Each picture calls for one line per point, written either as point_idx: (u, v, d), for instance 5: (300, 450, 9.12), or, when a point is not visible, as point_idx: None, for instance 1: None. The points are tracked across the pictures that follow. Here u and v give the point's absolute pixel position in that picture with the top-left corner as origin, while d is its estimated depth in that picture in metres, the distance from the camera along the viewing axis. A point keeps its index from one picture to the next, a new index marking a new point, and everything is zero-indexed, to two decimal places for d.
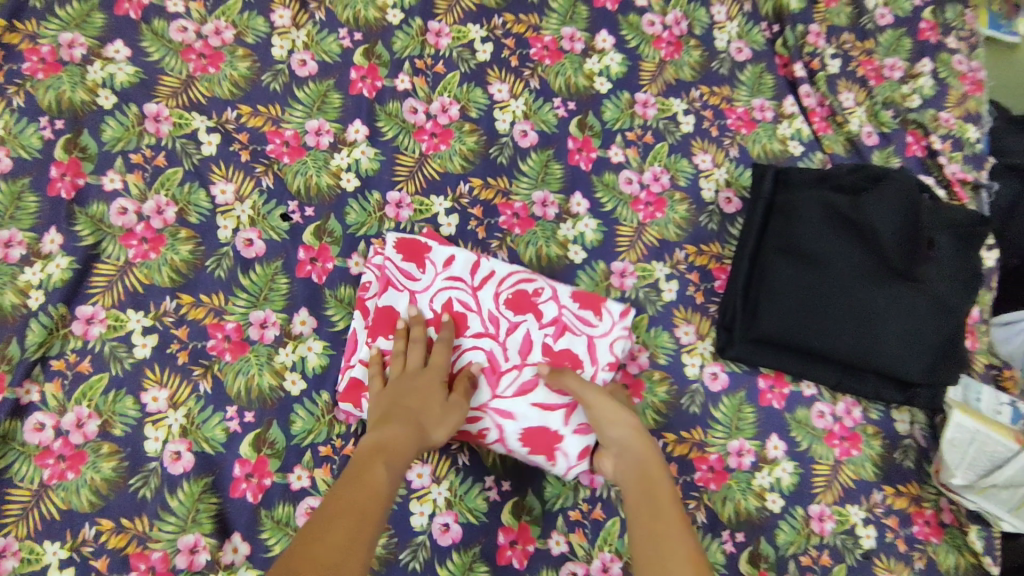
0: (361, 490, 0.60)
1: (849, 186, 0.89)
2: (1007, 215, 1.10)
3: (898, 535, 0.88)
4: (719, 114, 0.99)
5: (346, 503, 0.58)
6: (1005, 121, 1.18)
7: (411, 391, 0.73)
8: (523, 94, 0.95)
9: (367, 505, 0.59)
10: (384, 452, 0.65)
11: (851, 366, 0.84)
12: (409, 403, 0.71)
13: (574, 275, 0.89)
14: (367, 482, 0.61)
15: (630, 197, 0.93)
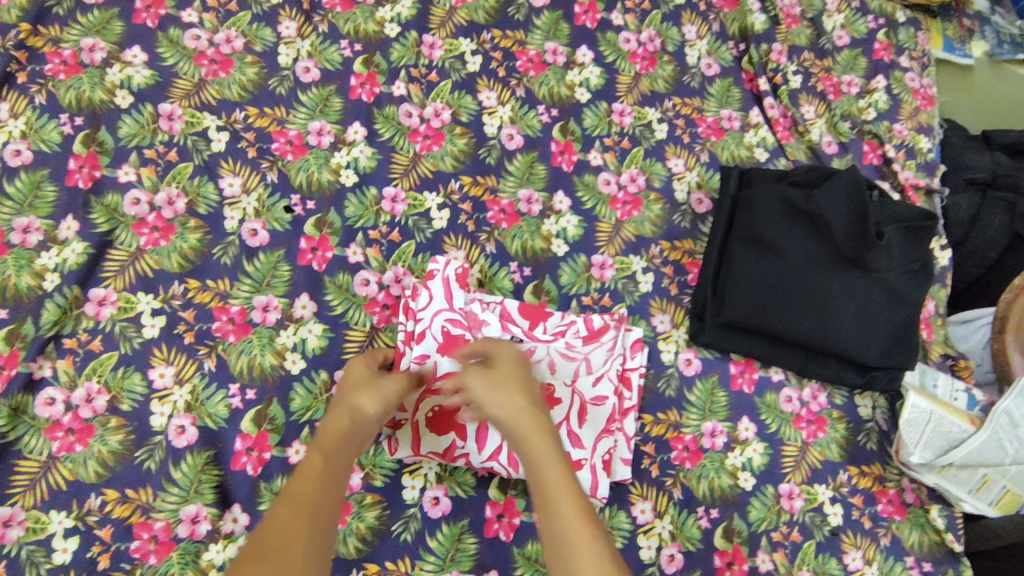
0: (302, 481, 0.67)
1: (805, 183, 0.99)
2: (970, 227, 1.17)
3: (863, 512, 0.93)
4: (690, 123, 1.09)
5: (290, 493, 0.65)
6: (965, 138, 1.27)
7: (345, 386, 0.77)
8: (510, 101, 1.03)
9: (304, 495, 0.65)
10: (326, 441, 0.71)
11: (813, 349, 0.94)
12: (347, 391, 0.76)
13: (558, 266, 0.96)
14: (305, 474, 0.67)
15: (609, 197, 1.02)
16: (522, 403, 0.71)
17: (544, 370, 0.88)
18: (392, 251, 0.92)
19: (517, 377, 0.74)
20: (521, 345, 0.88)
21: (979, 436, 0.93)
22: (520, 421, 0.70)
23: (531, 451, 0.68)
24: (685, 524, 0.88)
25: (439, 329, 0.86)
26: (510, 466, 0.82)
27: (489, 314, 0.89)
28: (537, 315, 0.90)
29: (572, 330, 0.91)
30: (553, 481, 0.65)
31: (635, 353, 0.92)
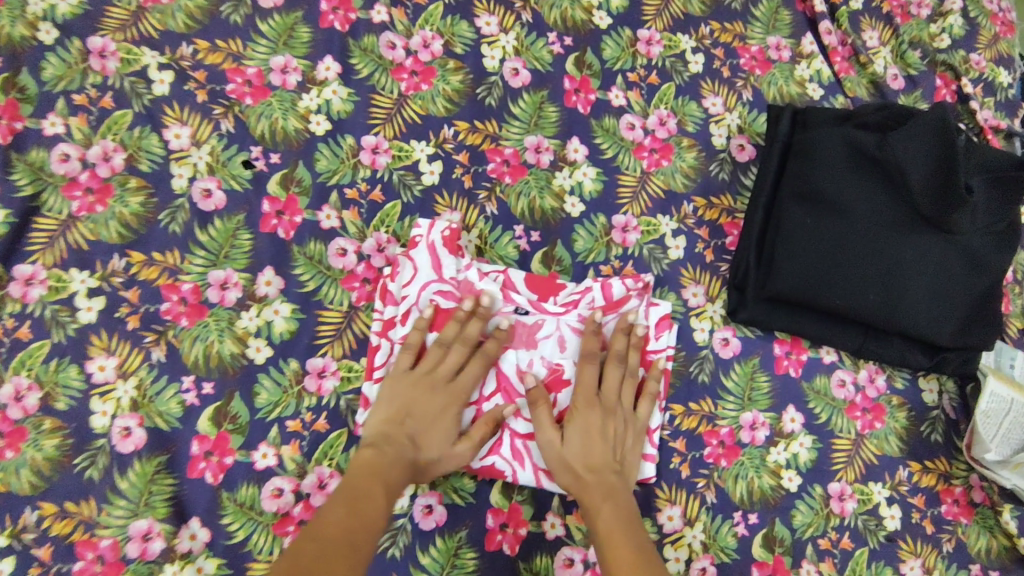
0: (357, 511, 0.58)
1: (874, 126, 0.81)
2: None
3: (925, 515, 0.81)
4: (731, 53, 0.91)
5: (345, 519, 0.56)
6: None
7: (434, 421, 0.67)
8: (514, 28, 0.85)
9: (358, 528, 0.56)
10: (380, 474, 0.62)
11: (876, 326, 0.79)
12: (436, 437, 0.67)
13: (572, 230, 0.81)
14: (366, 514, 0.58)
15: (633, 143, 0.85)
16: (605, 461, 0.68)
17: (553, 349, 0.74)
18: (374, 215, 0.77)
19: (593, 429, 0.69)
20: (526, 318, 0.75)
21: None
22: (595, 480, 0.67)
23: (596, 514, 0.65)
24: (719, 532, 0.76)
25: (427, 305, 0.72)
26: (514, 458, 0.72)
27: (487, 282, 0.74)
28: (547, 285, 0.76)
29: (586, 299, 0.76)
30: (626, 537, 0.62)
31: (660, 332, 0.77)
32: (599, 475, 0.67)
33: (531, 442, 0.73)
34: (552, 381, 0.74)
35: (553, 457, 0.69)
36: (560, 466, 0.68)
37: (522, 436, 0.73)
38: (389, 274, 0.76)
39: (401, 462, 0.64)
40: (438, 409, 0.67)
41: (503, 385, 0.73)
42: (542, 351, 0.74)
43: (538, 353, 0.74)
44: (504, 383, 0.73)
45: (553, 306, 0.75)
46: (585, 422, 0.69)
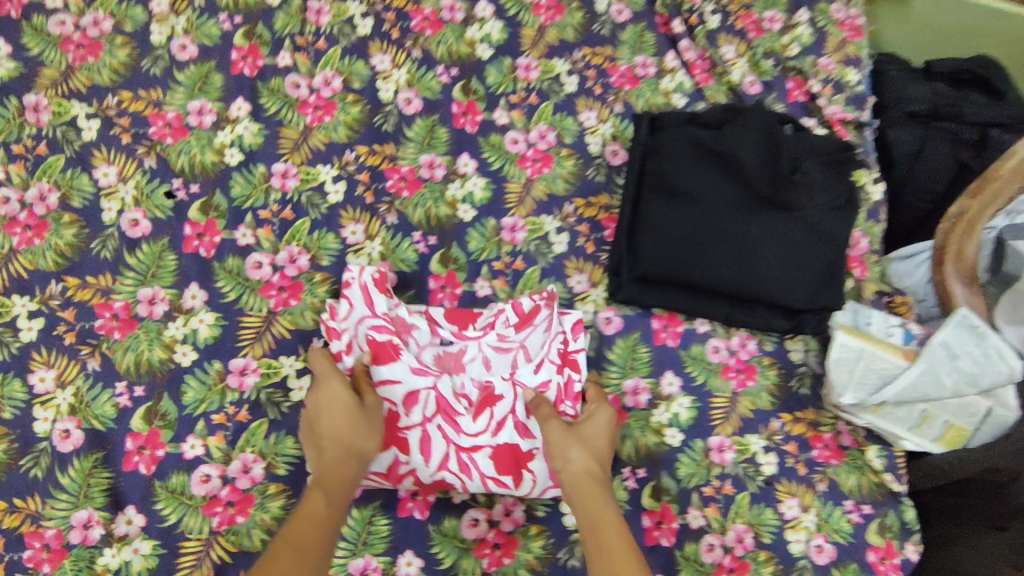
0: (300, 530, 0.65)
1: (715, 122, 0.95)
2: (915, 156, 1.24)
3: (799, 459, 0.90)
4: (602, 73, 1.03)
5: (287, 543, 0.64)
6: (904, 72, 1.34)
7: (332, 415, 0.72)
8: (406, 64, 0.97)
9: (306, 547, 0.64)
10: (321, 484, 0.68)
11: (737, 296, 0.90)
12: (340, 419, 0.71)
13: (465, 232, 0.92)
14: (306, 527, 0.66)
15: (517, 155, 0.97)
16: (602, 462, 0.73)
17: (479, 369, 0.84)
18: (285, 231, 0.87)
19: (601, 435, 0.75)
20: (451, 347, 0.85)
21: (913, 371, 0.91)
22: (591, 477, 0.71)
23: (592, 506, 0.69)
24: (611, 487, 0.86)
25: (364, 339, 0.81)
26: (462, 471, 0.79)
27: (416, 317, 0.84)
28: (465, 316, 0.86)
29: (501, 320, 0.86)
30: (618, 532, 0.67)
31: (577, 333, 0.85)
32: (596, 473, 0.72)
33: (476, 454, 0.80)
34: (486, 398, 0.82)
35: (558, 443, 0.73)
36: (563, 459, 0.72)
37: (466, 449, 0.80)
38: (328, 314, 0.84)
39: (335, 465, 0.69)
40: (324, 403, 0.72)
41: (444, 406, 0.81)
42: (470, 372, 0.84)
43: (467, 375, 0.84)
44: (442, 404, 0.81)
45: (473, 331, 0.85)
46: (594, 424, 0.76)
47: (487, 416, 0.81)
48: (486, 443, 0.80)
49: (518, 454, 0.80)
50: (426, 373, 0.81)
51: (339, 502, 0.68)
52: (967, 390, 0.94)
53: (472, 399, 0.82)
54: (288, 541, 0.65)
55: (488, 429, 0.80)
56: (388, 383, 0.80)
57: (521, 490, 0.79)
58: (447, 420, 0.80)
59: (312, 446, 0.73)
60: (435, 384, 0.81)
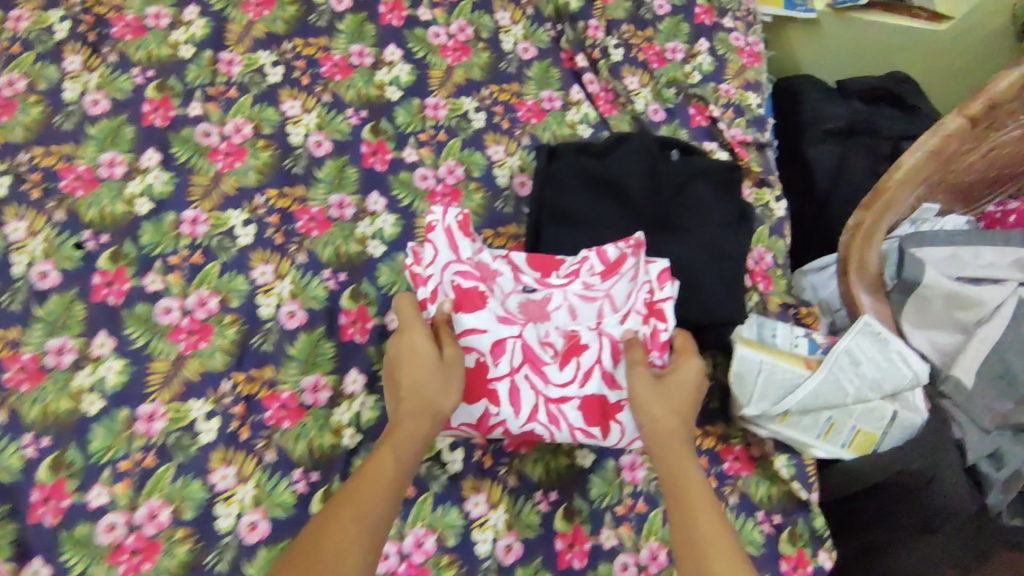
0: (372, 483, 0.68)
1: (602, 148, 1.00)
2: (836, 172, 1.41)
3: (709, 473, 0.93)
4: (509, 109, 1.08)
5: (356, 493, 0.67)
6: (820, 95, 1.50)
7: (420, 367, 0.75)
8: (316, 108, 1.01)
9: (374, 499, 0.67)
10: (392, 439, 0.72)
11: None
12: (422, 374, 0.75)
13: (375, 268, 0.94)
14: (375, 478, 0.69)
15: (427, 191, 1.00)
16: (684, 417, 0.76)
17: (564, 318, 0.87)
18: (194, 275, 0.90)
19: (685, 388, 0.78)
20: (535, 294, 0.88)
21: (813, 380, 0.93)
22: (672, 434, 0.74)
23: (677, 464, 0.72)
24: (523, 511, 0.86)
25: (449, 285, 0.84)
26: (552, 423, 0.82)
27: (499, 264, 0.88)
28: (548, 263, 0.90)
29: (586, 268, 0.88)
30: (702, 493, 0.70)
31: (663, 283, 0.85)
32: (675, 430, 0.75)
33: (564, 405, 0.82)
34: (573, 347, 0.83)
35: (639, 399, 0.76)
36: (645, 415, 0.75)
37: (555, 401, 0.82)
38: (415, 262, 0.87)
39: (417, 420, 0.73)
40: (409, 356, 0.76)
41: (530, 355, 0.83)
42: (555, 321, 0.86)
43: (552, 323, 0.86)
44: (530, 354, 0.83)
45: (557, 280, 0.88)
46: (676, 380, 0.78)
47: (573, 366, 0.82)
48: (574, 394, 0.82)
49: (607, 404, 0.82)
50: (510, 322, 0.83)
51: (407, 455, 0.71)
52: (871, 395, 0.96)
53: (559, 349, 0.84)
54: (358, 491, 0.67)
55: (576, 379, 0.82)
56: (476, 331, 0.82)
57: (608, 441, 0.82)
58: (534, 370, 0.82)
59: (393, 396, 0.77)
60: (522, 332, 0.83)
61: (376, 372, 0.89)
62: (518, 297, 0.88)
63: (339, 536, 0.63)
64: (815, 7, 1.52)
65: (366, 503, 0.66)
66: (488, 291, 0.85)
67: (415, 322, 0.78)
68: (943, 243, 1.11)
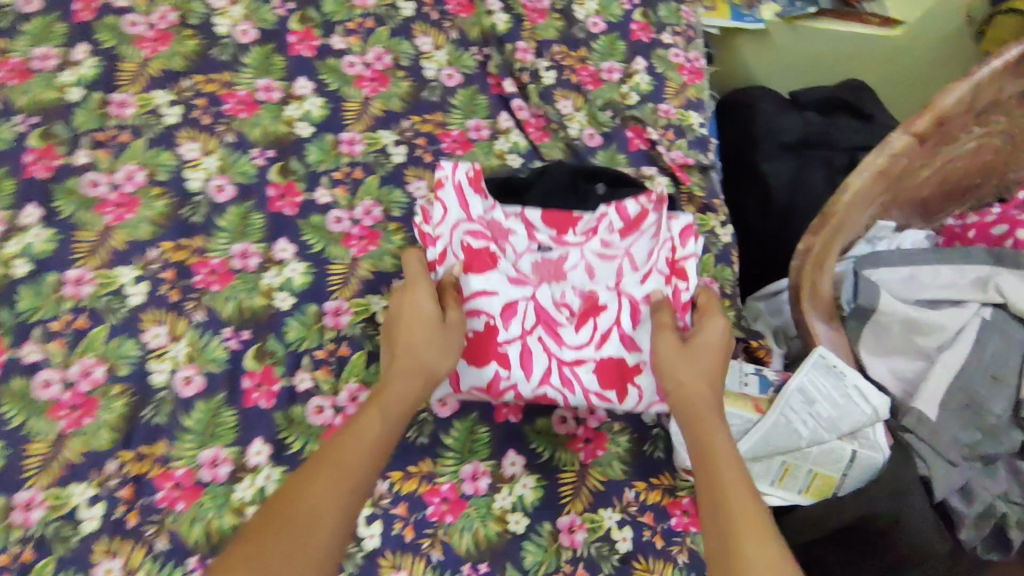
0: (356, 442, 0.64)
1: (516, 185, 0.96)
2: (793, 187, 1.34)
3: (656, 531, 0.83)
4: (432, 140, 1.00)
5: (336, 449, 0.64)
6: (775, 105, 1.43)
7: (419, 324, 0.74)
8: (217, 149, 0.93)
9: (358, 455, 0.63)
10: (380, 400, 0.69)
11: None
12: (418, 332, 0.73)
13: (282, 322, 0.86)
14: (360, 438, 0.65)
15: (341, 235, 0.92)
16: (710, 381, 0.73)
17: (581, 277, 0.88)
18: (79, 341, 0.82)
19: (712, 354, 0.76)
20: (551, 254, 0.89)
21: (761, 424, 0.88)
22: (699, 399, 0.72)
23: (708, 428, 0.69)
24: None
25: (460, 246, 0.86)
26: (564, 386, 0.84)
27: (512, 222, 0.90)
28: (563, 221, 0.91)
29: (605, 224, 0.90)
30: (727, 458, 0.66)
31: (684, 241, 0.88)
32: (703, 395, 0.72)
33: (578, 368, 0.84)
34: (589, 308, 0.86)
35: (668, 364, 0.74)
36: (672, 380, 0.74)
37: (569, 363, 0.84)
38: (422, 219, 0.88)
39: (410, 379, 0.71)
40: (407, 315, 0.74)
41: (543, 318, 0.85)
42: (571, 280, 0.88)
43: (568, 283, 0.88)
44: (543, 316, 0.85)
45: (573, 238, 0.90)
46: (704, 348, 0.76)
47: (590, 328, 0.85)
48: (590, 356, 0.85)
49: (625, 367, 0.84)
50: (522, 284, 0.86)
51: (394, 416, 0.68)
52: (826, 436, 0.90)
53: (574, 310, 0.86)
54: (338, 447, 0.64)
55: (591, 341, 0.85)
56: (486, 294, 0.85)
57: (624, 404, 0.84)
58: (548, 331, 0.85)
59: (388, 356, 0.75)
60: (535, 293, 0.86)
61: (281, 441, 0.80)
62: (533, 255, 0.90)
63: (317, 495, 0.60)
64: (763, 16, 1.44)
65: (349, 461, 0.63)
66: (498, 251, 0.87)
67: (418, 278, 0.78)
68: (899, 263, 1.05)
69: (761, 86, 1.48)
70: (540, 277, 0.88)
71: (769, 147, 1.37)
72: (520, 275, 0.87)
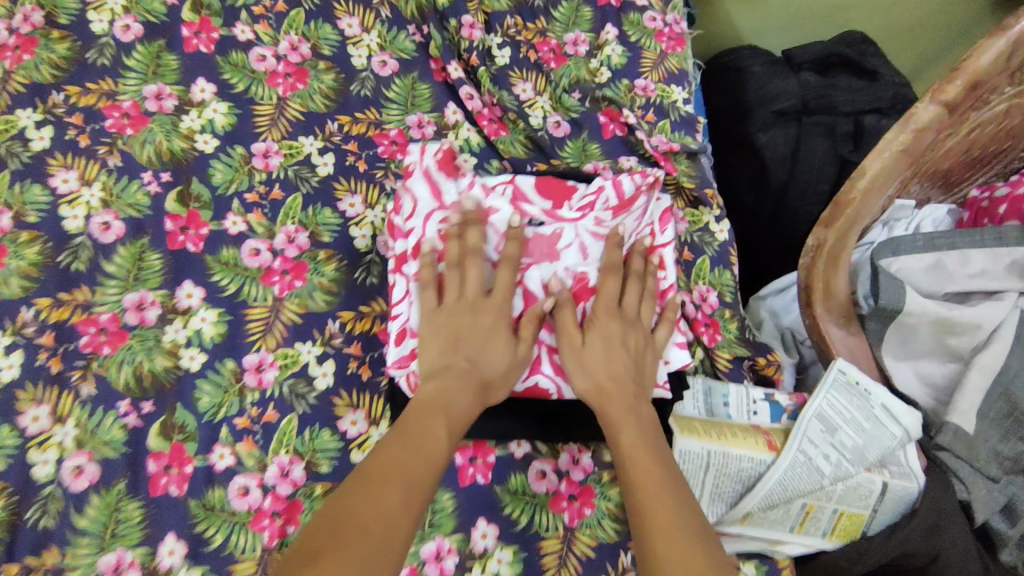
0: (416, 454, 0.58)
1: None
2: (794, 158, 1.18)
3: None
4: (366, 144, 0.84)
5: (397, 459, 0.57)
6: (761, 63, 1.25)
7: (494, 345, 0.68)
8: (99, 177, 0.76)
9: (420, 470, 0.57)
10: (444, 409, 0.63)
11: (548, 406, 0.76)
12: (499, 355, 0.68)
13: (192, 387, 0.70)
14: (420, 448, 0.59)
15: (259, 270, 0.76)
16: (625, 365, 0.69)
17: (575, 257, 0.76)
18: None
19: (614, 333, 0.71)
20: (543, 229, 0.76)
21: (778, 468, 0.74)
22: (616, 388, 0.68)
23: (619, 426, 0.65)
24: None
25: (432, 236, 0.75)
26: (557, 374, 0.73)
27: (495, 199, 0.76)
28: (558, 191, 0.78)
29: (601, 200, 0.77)
30: (646, 453, 0.63)
31: (664, 226, 0.81)
32: (619, 383, 0.68)
33: None
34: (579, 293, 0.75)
35: (574, 359, 0.70)
36: (580, 373, 0.69)
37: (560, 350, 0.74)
38: (395, 211, 0.79)
39: (467, 391, 0.65)
40: (484, 325, 0.69)
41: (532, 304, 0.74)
42: (565, 260, 0.75)
43: (561, 263, 0.75)
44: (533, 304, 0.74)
45: (568, 212, 0.76)
46: (605, 332, 0.70)
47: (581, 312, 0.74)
48: None
49: None
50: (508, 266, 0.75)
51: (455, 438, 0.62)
52: (852, 470, 0.76)
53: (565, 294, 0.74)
54: (397, 458, 0.57)
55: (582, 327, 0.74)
56: None
57: None
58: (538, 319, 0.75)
59: (441, 352, 0.67)
60: (523, 279, 0.73)
61: (199, 535, 0.65)
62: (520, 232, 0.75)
63: (383, 503, 0.53)
64: None
65: (420, 485, 0.56)
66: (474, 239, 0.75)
67: (481, 287, 0.71)
68: (922, 249, 0.89)
69: (745, 48, 1.29)
70: (529, 258, 0.75)
71: (763, 115, 1.19)
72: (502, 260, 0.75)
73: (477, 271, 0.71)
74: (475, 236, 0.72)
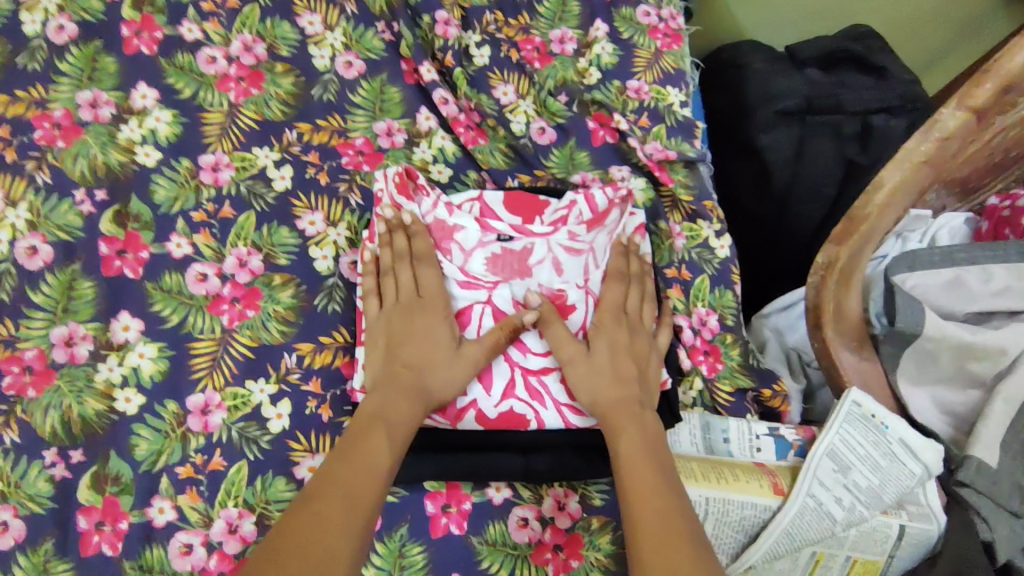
0: (358, 467, 0.52)
1: None
2: (797, 159, 1.10)
3: None
4: (328, 154, 0.76)
5: (344, 471, 0.52)
6: (763, 60, 1.17)
7: (434, 347, 0.63)
8: (25, 197, 0.68)
9: (364, 482, 0.51)
10: (384, 418, 0.57)
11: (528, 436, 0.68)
12: (438, 355, 0.63)
13: (128, 433, 0.63)
14: (367, 461, 0.53)
15: (206, 299, 0.68)
16: (628, 372, 0.64)
17: (549, 274, 0.70)
18: None
19: (619, 342, 0.65)
20: (512, 244, 0.70)
21: (784, 516, 0.67)
22: (620, 394, 0.62)
23: (621, 432, 0.59)
24: None
25: None
26: (533, 398, 0.67)
27: (459, 217, 0.70)
28: (529, 206, 0.73)
29: (573, 214, 0.72)
30: (643, 457, 0.56)
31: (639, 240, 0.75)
32: (624, 387, 0.63)
33: (547, 378, 0.68)
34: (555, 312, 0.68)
35: (578, 374, 0.64)
36: (587, 387, 0.63)
37: (535, 372, 0.68)
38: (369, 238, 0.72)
39: (409, 401, 0.60)
40: (421, 329, 0.64)
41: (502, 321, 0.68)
42: (538, 278, 0.69)
43: (534, 281, 0.69)
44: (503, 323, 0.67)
45: (538, 226, 0.71)
46: (610, 336, 0.65)
47: None
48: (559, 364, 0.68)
49: None
50: (476, 286, 0.68)
51: (402, 443, 0.57)
52: (867, 515, 0.68)
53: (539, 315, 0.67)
54: (341, 470, 0.52)
55: None
56: None
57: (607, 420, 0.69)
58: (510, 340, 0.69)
59: (383, 363, 0.63)
60: (491, 297, 0.68)
61: None
62: (487, 250, 0.70)
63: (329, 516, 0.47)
64: None
65: (366, 495, 0.51)
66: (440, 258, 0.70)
67: (417, 289, 0.67)
68: (939, 265, 0.80)
69: (747, 42, 1.21)
70: (498, 276, 0.69)
71: (765, 114, 1.11)
72: (471, 280, 0.69)
73: (411, 276, 0.67)
74: (405, 241, 0.68)
